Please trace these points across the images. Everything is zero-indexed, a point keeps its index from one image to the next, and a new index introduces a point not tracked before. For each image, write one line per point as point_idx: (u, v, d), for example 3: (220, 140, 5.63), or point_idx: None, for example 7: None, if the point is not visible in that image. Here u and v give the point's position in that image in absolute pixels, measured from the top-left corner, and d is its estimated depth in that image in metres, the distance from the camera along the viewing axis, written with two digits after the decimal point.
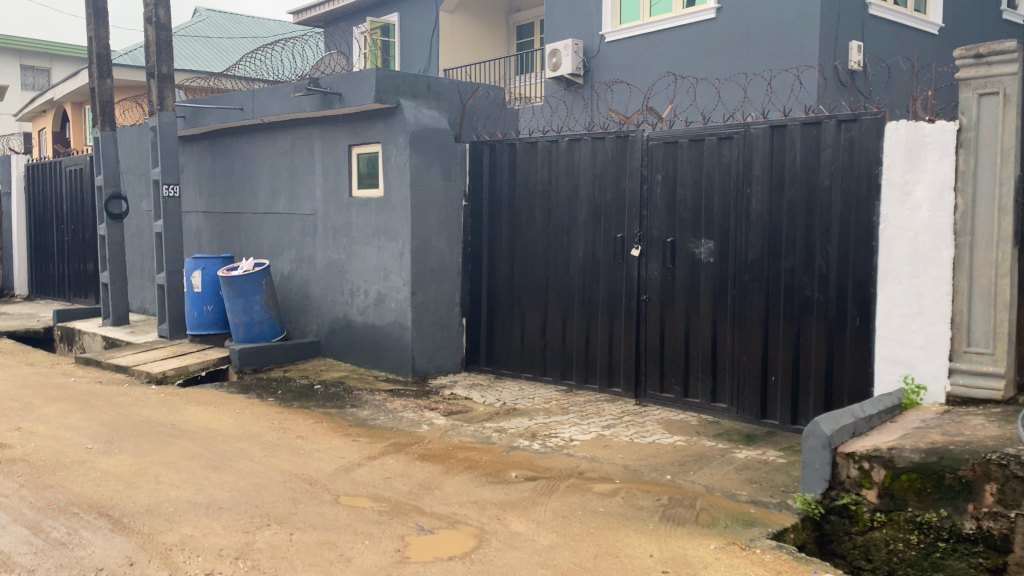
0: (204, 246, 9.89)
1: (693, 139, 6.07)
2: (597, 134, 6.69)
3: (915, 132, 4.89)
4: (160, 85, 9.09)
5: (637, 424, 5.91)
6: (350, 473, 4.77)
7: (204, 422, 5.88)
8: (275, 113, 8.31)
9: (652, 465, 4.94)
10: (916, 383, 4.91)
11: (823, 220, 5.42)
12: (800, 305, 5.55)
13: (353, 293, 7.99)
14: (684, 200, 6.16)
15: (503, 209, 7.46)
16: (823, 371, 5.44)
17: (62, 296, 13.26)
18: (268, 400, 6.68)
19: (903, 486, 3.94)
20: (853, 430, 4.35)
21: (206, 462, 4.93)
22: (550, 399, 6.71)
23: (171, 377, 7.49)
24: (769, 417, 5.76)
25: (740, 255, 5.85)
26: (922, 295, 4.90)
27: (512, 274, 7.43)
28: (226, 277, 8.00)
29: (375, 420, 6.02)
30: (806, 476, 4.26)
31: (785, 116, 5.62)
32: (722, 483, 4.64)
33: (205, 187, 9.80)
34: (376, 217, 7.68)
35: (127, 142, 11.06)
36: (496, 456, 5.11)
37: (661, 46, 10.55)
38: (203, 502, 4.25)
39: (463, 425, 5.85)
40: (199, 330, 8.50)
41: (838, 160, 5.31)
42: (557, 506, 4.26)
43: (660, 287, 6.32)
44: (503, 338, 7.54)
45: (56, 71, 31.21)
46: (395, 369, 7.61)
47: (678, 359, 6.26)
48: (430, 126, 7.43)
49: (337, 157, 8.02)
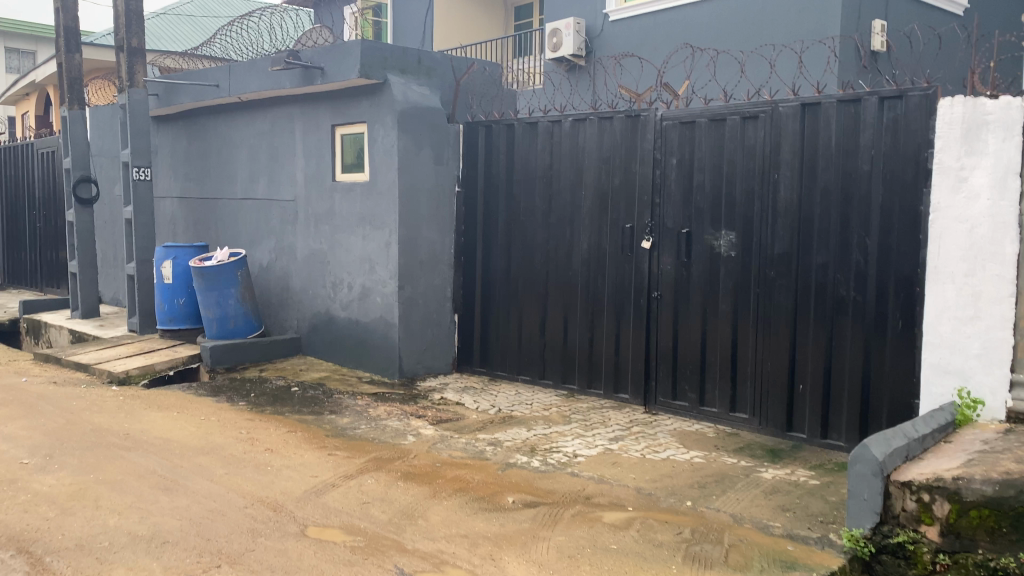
0: (179, 234, 9.21)
1: (713, 119, 5.44)
2: (604, 113, 6.06)
3: (975, 109, 4.25)
4: (130, 60, 8.38)
5: (649, 437, 5.28)
6: (322, 497, 4.13)
7: (163, 432, 5.23)
8: (253, 90, 7.63)
9: (668, 489, 4.32)
10: (972, 397, 4.26)
11: (860, 210, 4.81)
12: (834, 305, 4.94)
13: (336, 287, 7.33)
14: (702, 187, 5.53)
15: (499, 196, 6.82)
16: (859, 379, 4.84)
17: (34, 286, 12.59)
18: (238, 405, 6.03)
19: (972, 523, 3.34)
20: (906, 453, 3.74)
21: (157, 482, 4.30)
22: (550, 406, 6.09)
23: (135, 377, 6.85)
24: (795, 430, 5.15)
25: (764, 249, 5.23)
26: (979, 296, 4.25)
27: (509, 266, 6.80)
28: (198, 268, 7.34)
29: (356, 430, 5.37)
30: (852, 507, 3.65)
31: (818, 92, 4.99)
32: (751, 511, 4.03)
33: (180, 170, 9.11)
34: (361, 204, 7.03)
35: (97, 123, 10.36)
36: (489, 476, 4.47)
37: (670, 24, 9.90)
38: (145, 535, 3.61)
39: (454, 437, 5.22)
40: (169, 324, 7.87)
41: (880, 142, 4.70)
42: (562, 542, 3.65)
43: (674, 284, 5.70)
44: (499, 336, 6.91)
45: (43, 55, 30.52)
46: (381, 370, 6.96)
47: (693, 363, 5.64)
48: (420, 104, 6.76)
49: (319, 137, 7.36)
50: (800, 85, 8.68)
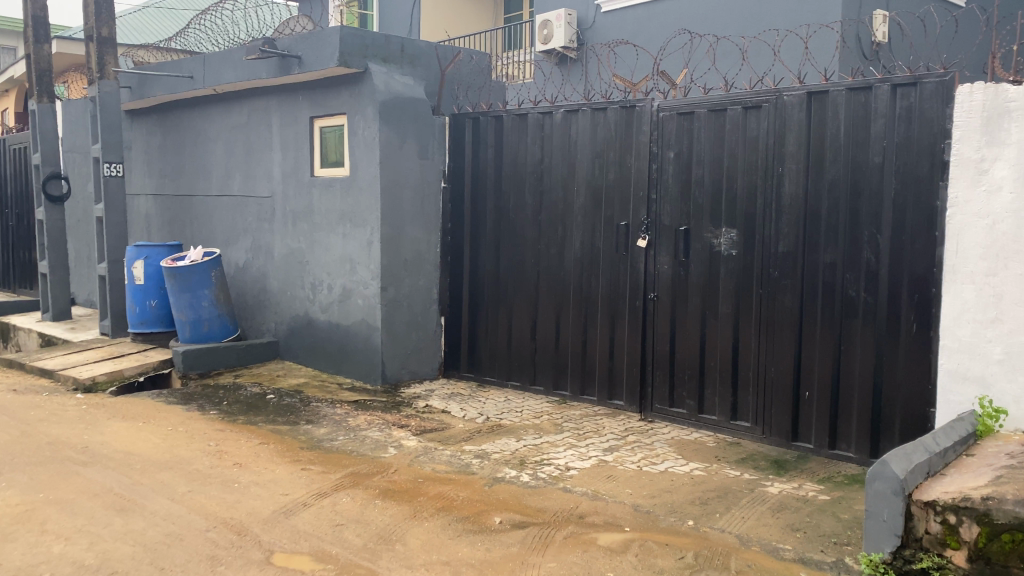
0: (154, 233, 8.82)
1: (713, 110, 5.12)
2: (597, 104, 5.74)
3: (997, 96, 3.93)
4: (100, 50, 8.01)
5: (645, 447, 4.96)
6: (291, 518, 3.79)
7: (126, 444, 4.87)
8: (227, 81, 7.26)
9: (668, 506, 4.00)
10: (995, 406, 3.93)
11: (871, 205, 4.50)
12: (842, 307, 4.62)
13: (315, 287, 6.98)
14: (700, 181, 5.21)
15: (488, 193, 6.49)
16: (870, 386, 4.53)
17: (6, 285, 12.15)
18: (209, 414, 5.67)
19: (1005, 549, 3.03)
20: (927, 469, 3.42)
21: (113, 502, 3.94)
22: (541, 413, 5.76)
23: (102, 384, 6.50)
24: (801, 440, 4.84)
25: (768, 247, 4.91)
26: (1001, 298, 3.94)
27: (498, 266, 6.47)
28: (170, 268, 6.99)
29: (333, 441, 5.02)
30: (871, 529, 3.35)
31: (825, 80, 4.67)
32: (757, 532, 3.72)
33: (154, 166, 8.73)
34: (341, 201, 6.68)
35: (70, 117, 9.96)
36: (475, 493, 4.14)
37: (664, 15, 9.62)
38: (92, 564, 3.27)
39: (438, 449, 4.89)
40: (141, 328, 7.50)
41: (892, 133, 4.39)
42: (553, 569, 3.32)
43: (671, 285, 5.38)
44: (488, 340, 6.57)
45: (23, 50, 29.98)
46: (362, 376, 6.62)
47: (691, 368, 5.32)
48: (402, 95, 6.41)
49: (297, 131, 7.01)
50: (807, 72, 8.64)
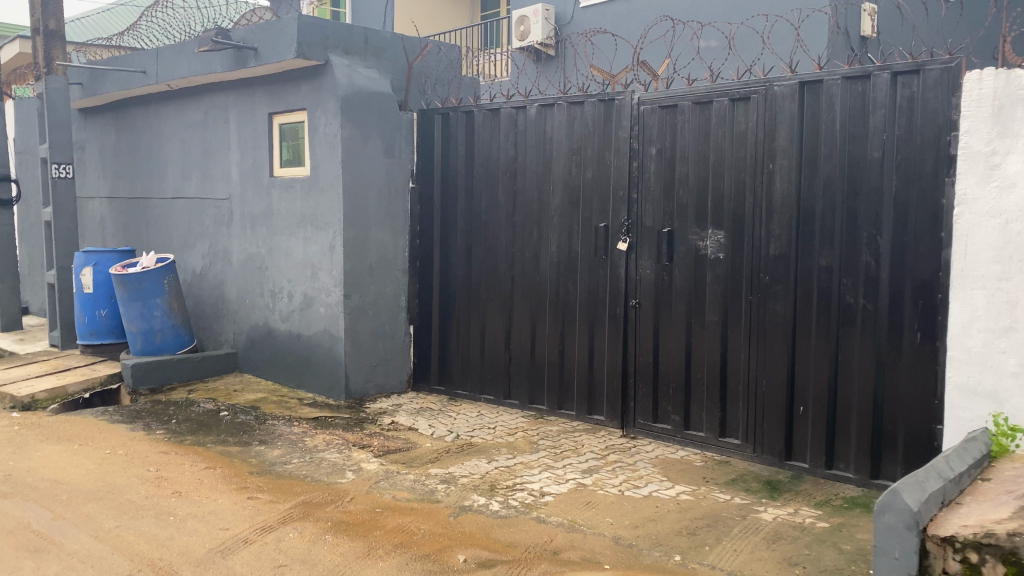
0: (108, 238, 8.33)
1: (697, 102, 4.73)
2: (574, 97, 5.35)
3: (1010, 83, 3.57)
4: (47, 43, 7.53)
5: (627, 468, 4.56)
6: (229, 558, 3.36)
7: (56, 472, 4.41)
8: (181, 75, 6.80)
9: (652, 538, 3.60)
10: (1010, 424, 3.60)
11: (870, 204, 4.12)
12: (840, 315, 4.24)
13: (276, 295, 6.53)
14: (685, 179, 4.82)
15: (458, 194, 6.09)
16: (870, 401, 4.16)
17: None
18: (154, 435, 5.22)
19: None
20: (942, 499, 3.05)
21: (26, 541, 3.49)
22: (515, 429, 5.34)
23: (42, 402, 6.01)
24: (795, 459, 4.46)
25: (758, 250, 4.53)
26: (1016, 305, 3.62)
27: (470, 271, 6.06)
28: (119, 275, 6.51)
29: (286, 465, 4.58)
30: (881, 568, 2.94)
31: (819, 69, 4.30)
32: (752, 569, 3.33)
33: (108, 166, 8.24)
34: (302, 202, 6.24)
35: (20, 116, 9.45)
36: (439, 525, 3.72)
37: (645, 9, 9.33)
38: None
39: (401, 472, 4.46)
40: (91, 339, 7.01)
41: (893, 125, 4.02)
42: None
43: (653, 290, 5.00)
44: (460, 350, 6.16)
45: None
46: (325, 390, 6.18)
47: (676, 380, 4.93)
48: (366, 89, 5.99)
49: (255, 128, 6.57)
50: (796, 59, 8.39)
